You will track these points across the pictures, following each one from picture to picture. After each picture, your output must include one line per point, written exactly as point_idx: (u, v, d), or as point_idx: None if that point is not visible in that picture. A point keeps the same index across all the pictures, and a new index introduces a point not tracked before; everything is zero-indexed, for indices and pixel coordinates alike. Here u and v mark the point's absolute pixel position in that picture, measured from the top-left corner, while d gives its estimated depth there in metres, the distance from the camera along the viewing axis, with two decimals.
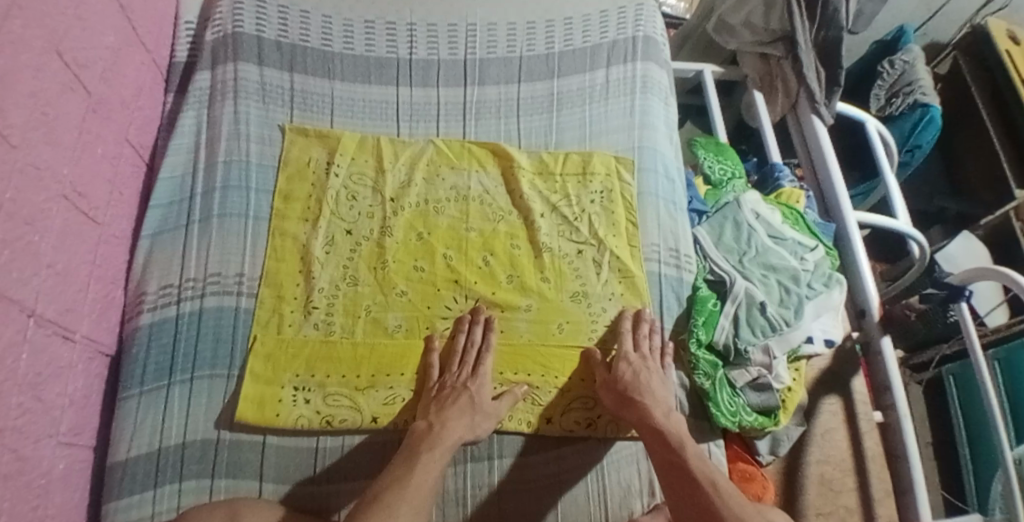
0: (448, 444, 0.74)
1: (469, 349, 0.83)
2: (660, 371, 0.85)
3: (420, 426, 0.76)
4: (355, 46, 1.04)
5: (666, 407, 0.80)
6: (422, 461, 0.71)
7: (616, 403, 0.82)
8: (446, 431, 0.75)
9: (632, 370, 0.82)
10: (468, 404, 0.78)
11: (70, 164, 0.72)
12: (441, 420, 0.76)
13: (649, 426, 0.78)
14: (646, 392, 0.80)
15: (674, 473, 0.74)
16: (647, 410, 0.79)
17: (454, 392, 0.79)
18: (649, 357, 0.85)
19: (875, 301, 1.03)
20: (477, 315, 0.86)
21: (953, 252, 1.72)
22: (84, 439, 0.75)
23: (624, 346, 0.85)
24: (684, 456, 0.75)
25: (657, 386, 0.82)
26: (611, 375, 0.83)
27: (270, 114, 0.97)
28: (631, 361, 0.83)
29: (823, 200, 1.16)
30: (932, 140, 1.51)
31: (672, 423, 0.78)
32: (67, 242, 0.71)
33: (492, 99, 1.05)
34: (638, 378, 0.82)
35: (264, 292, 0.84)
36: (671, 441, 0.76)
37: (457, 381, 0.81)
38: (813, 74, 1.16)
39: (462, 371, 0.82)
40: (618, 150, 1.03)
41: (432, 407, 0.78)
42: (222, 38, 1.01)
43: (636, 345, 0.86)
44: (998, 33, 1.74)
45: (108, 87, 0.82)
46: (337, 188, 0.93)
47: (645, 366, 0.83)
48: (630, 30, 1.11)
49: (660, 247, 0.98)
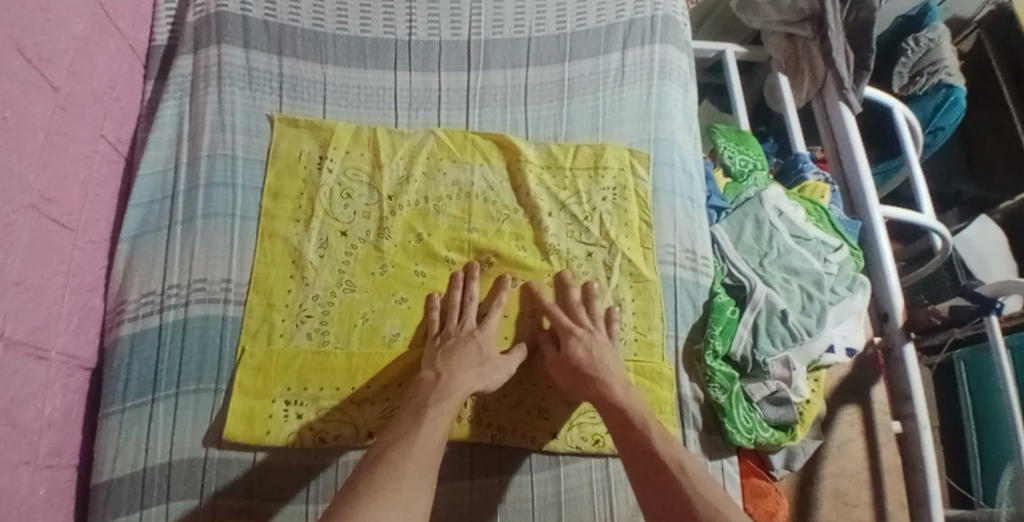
0: (456, 395, 0.72)
1: (467, 301, 0.82)
2: (609, 342, 0.82)
3: (428, 377, 0.74)
4: (348, 26, 0.96)
5: (622, 381, 0.77)
6: (430, 415, 0.69)
7: (571, 381, 0.78)
8: (456, 380, 0.73)
9: (583, 346, 0.78)
10: (476, 353, 0.76)
11: (37, 171, 0.66)
12: (449, 370, 0.74)
13: (604, 404, 0.74)
14: (601, 368, 0.77)
15: (637, 454, 0.69)
16: (605, 386, 0.75)
17: (460, 341, 0.77)
18: (597, 329, 0.81)
19: (899, 305, 0.97)
20: (471, 271, 0.84)
21: (971, 237, 1.65)
22: (65, 459, 0.71)
23: (561, 318, 0.81)
24: (648, 435, 0.70)
25: (611, 358, 0.79)
26: (562, 353, 0.80)
27: (257, 103, 0.89)
28: (580, 336, 0.79)
29: (849, 194, 1.08)
30: (954, 123, 1.44)
31: (630, 400, 0.74)
32: (37, 255, 0.65)
33: (497, 85, 0.97)
34: (592, 356, 0.78)
35: (253, 299, 0.79)
36: (634, 420, 0.72)
37: (461, 330, 0.79)
38: (842, 57, 1.08)
39: (463, 322, 0.80)
40: (632, 142, 0.96)
41: (439, 356, 0.76)
42: (204, 18, 0.93)
43: (575, 319, 0.82)
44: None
45: (78, 80, 0.74)
46: (330, 185, 0.86)
47: (595, 339, 0.80)
48: (648, 8, 1.02)
49: (675, 248, 0.92)
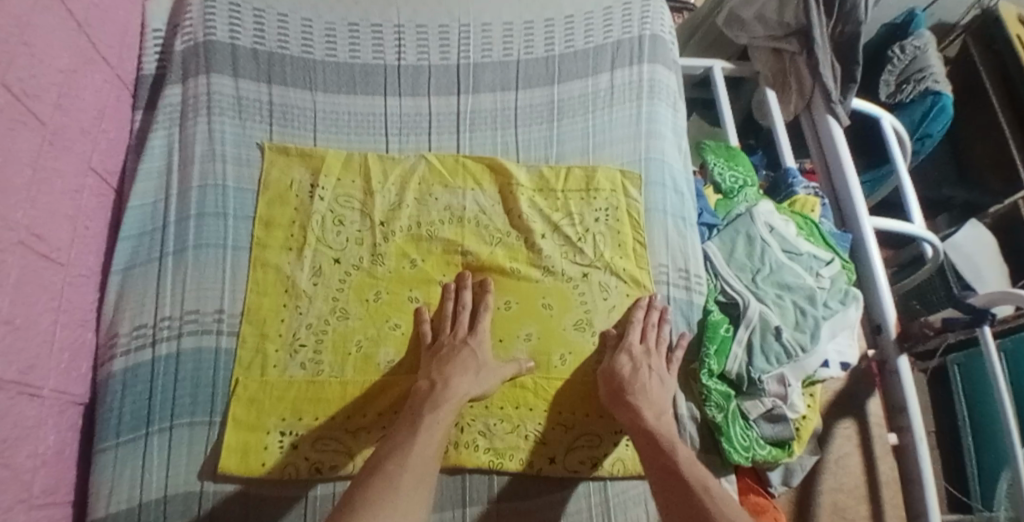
0: (451, 401, 0.73)
1: (460, 311, 0.82)
2: (663, 368, 0.83)
3: (423, 386, 0.74)
4: (338, 52, 0.96)
5: (659, 410, 0.78)
6: (426, 423, 0.70)
7: (612, 400, 0.79)
8: (449, 388, 0.73)
9: (631, 364, 0.81)
10: (471, 358, 0.77)
11: (25, 206, 0.65)
12: (444, 378, 0.75)
13: (640, 430, 0.76)
14: (639, 391, 0.78)
15: (665, 477, 0.71)
16: (638, 412, 0.76)
17: (453, 348, 0.78)
18: (653, 351, 0.83)
19: (891, 316, 0.97)
20: (463, 280, 0.84)
21: (961, 241, 1.65)
22: (60, 497, 0.70)
23: (631, 334, 0.84)
24: (676, 458, 0.72)
25: (656, 388, 0.80)
26: (609, 366, 0.82)
27: (247, 132, 0.90)
28: (632, 355, 0.81)
29: (839, 207, 1.09)
30: (942, 130, 1.47)
31: (660, 427, 0.76)
32: (26, 293, 0.64)
33: (487, 108, 0.98)
34: (636, 374, 0.79)
35: (246, 330, 0.79)
36: (662, 443, 0.74)
37: (454, 338, 0.80)
38: (828, 70, 1.09)
39: (456, 330, 0.81)
40: (624, 163, 0.97)
41: (434, 366, 0.77)
42: (192, 47, 0.93)
43: (643, 336, 0.84)
44: (1009, 16, 1.65)
45: (65, 113, 0.74)
46: (322, 212, 0.86)
47: (648, 362, 0.82)
48: (636, 28, 1.03)
49: (669, 268, 0.92)
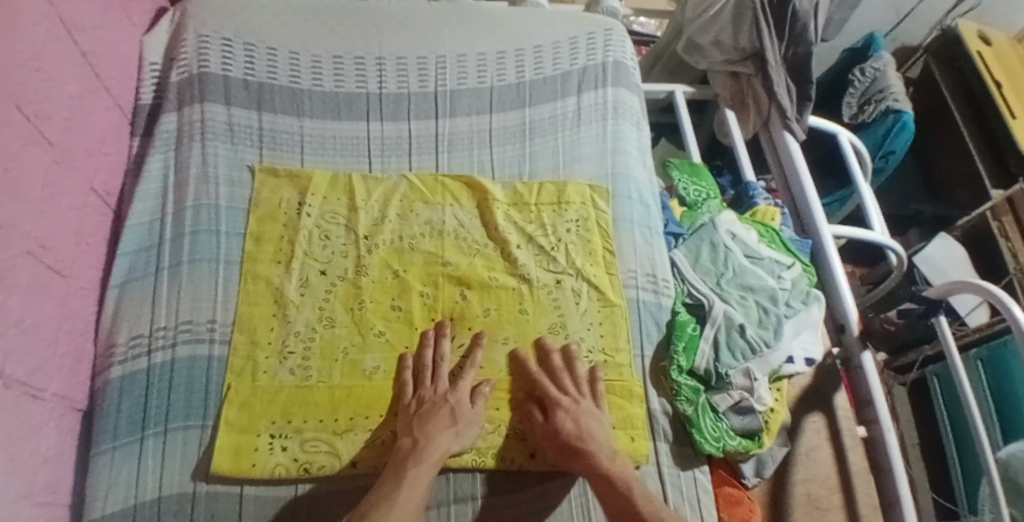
0: (435, 456, 0.75)
1: (439, 361, 0.84)
2: (596, 408, 0.83)
3: (405, 444, 0.76)
4: (324, 82, 1.04)
5: (610, 448, 0.79)
6: (410, 477, 0.72)
7: (558, 452, 0.80)
8: (432, 443, 0.76)
9: (571, 418, 0.80)
10: (449, 415, 0.79)
11: (35, 219, 0.70)
12: (425, 435, 0.76)
13: (596, 473, 0.76)
14: (586, 439, 0.79)
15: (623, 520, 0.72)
16: (593, 458, 0.77)
17: (435, 405, 0.80)
18: (582, 398, 0.83)
19: (853, 316, 1.03)
20: (442, 329, 0.86)
21: (931, 253, 1.73)
22: (58, 498, 0.72)
23: (546, 388, 0.84)
24: (631, 495, 0.73)
25: (597, 426, 0.81)
26: (549, 424, 0.81)
27: (240, 154, 0.96)
28: (568, 408, 0.81)
29: (798, 215, 1.16)
30: (903, 147, 1.54)
31: (617, 466, 0.77)
32: (35, 298, 0.69)
33: (464, 131, 1.05)
34: (579, 427, 0.80)
35: (238, 338, 0.83)
36: (617, 483, 0.75)
37: (435, 395, 0.81)
38: (783, 90, 1.18)
39: (438, 385, 0.82)
40: (593, 178, 1.04)
41: (414, 422, 0.78)
42: (187, 78, 1.00)
43: (562, 388, 0.84)
44: (970, 35, 1.75)
45: (72, 135, 0.80)
46: (309, 227, 0.92)
47: (581, 408, 0.82)
48: (599, 55, 1.13)
49: (637, 273, 0.98)
